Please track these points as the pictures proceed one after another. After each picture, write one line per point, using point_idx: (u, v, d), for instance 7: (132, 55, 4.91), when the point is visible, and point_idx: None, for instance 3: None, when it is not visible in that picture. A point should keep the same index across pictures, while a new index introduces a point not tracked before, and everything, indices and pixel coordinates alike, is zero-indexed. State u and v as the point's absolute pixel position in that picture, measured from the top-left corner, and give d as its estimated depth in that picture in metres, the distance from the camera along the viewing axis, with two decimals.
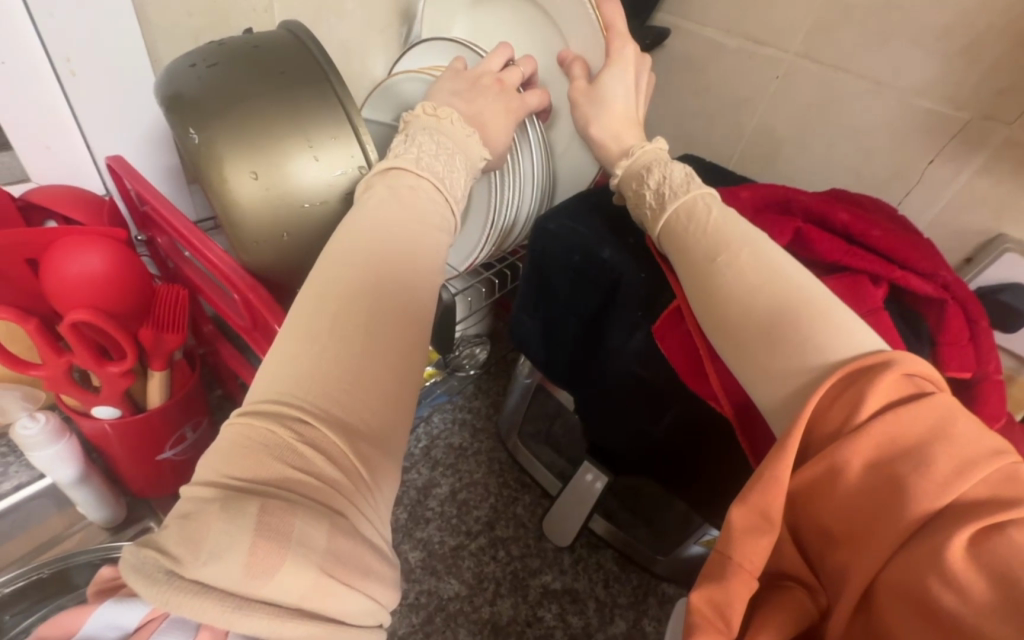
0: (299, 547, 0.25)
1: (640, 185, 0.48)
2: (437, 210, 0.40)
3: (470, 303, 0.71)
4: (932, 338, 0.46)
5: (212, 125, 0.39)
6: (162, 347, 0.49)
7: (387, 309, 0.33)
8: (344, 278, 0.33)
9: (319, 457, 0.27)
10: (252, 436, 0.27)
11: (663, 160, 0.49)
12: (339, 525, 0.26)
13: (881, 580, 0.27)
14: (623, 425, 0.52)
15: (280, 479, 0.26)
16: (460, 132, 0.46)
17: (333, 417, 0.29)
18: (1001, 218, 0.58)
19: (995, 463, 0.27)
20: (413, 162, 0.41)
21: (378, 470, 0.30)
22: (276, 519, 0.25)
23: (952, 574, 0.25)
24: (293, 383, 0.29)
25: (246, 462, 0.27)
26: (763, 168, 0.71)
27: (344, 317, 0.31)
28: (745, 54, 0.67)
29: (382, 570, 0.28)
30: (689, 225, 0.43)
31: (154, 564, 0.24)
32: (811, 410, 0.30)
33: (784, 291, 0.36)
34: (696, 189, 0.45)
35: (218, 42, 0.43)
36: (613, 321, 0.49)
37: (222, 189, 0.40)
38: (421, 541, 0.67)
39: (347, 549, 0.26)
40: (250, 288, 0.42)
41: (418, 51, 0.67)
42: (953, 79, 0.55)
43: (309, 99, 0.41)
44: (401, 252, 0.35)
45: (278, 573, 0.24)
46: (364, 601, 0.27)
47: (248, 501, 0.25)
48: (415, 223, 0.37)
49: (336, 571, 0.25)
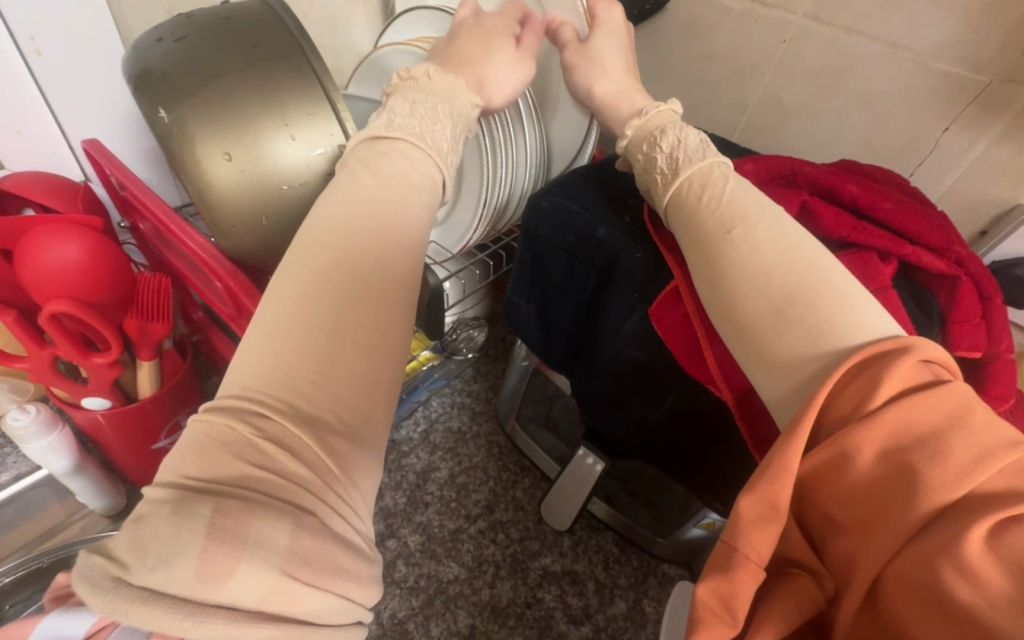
0: (257, 548, 0.23)
1: (653, 148, 0.46)
2: (422, 169, 0.39)
3: (471, 281, 0.68)
4: (942, 316, 0.44)
5: (183, 104, 0.37)
6: (149, 336, 0.48)
7: (363, 295, 0.32)
8: (315, 266, 0.32)
9: (280, 452, 0.26)
10: (210, 432, 0.26)
11: (678, 124, 0.47)
12: (303, 522, 0.25)
13: (890, 571, 0.26)
14: (621, 410, 0.50)
15: (240, 476, 0.25)
16: (445, 83, 0.45)
17: (302, 414, 0.28)
18: (1019, 187, 0.55)
19: (1014, 454, 0.26)
20: (384, 125, 0.40)
21: (354, 465, 0.29)
22: (231, 520, 0.23)
23: (970, 568, 0.23)
24: (267, 379, 0.28)
25: (202, 460, 0.25)
26: (766, 140, 0.69)
27: (320, 301, 0.30)
28: (750, 18, 0.63)
29: (355, 568, 0.27)
30: (704, 192, 0.41)
31: (102, 572, 0.23)
32: (827, 392, 0.29)
33: (798, 270, 0.34)
34: (712, 157, 0.44)
35: (186, 14, 0.41)
36: (608, 305, 0.47)
37: (195, 171, 0.38)
38: (420, 525, 0.67)
39: (311, 548, 0.25)
40: (232, 276, 0.41)
41: (406, 21, 0.64)
42: (973, 40, 0.51)
43: (284, 73, 0.38)
44: (380, 238, 0.34)
45: (233, 576, 0.23)
46: (334, 600, 0.25)
47: (199, 505, 0.24)
48: (394, 201, 0.35)
49: (297, 571, 0.24)
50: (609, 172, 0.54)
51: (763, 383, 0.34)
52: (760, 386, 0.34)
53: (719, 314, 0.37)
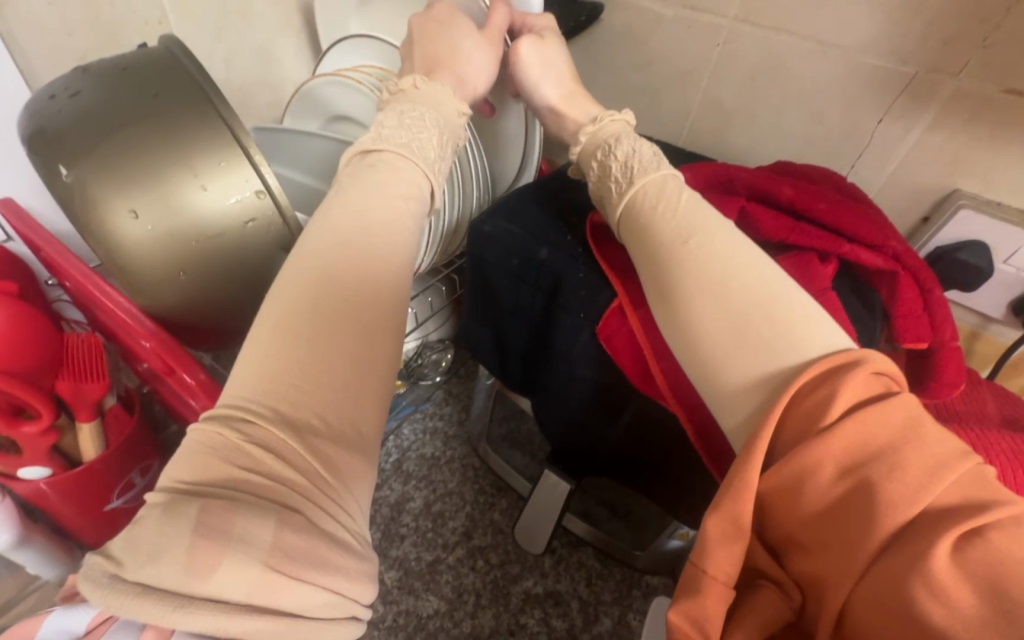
0: (240, 545, 0.23)
1: (607, 155, 0.46)
2: (408, 177, 0.39)
3: (431, 303, 0.68)
4: (885, 310, 0.45)
5: (81, 162, 0.37)
6: (84, 396, 0.49)
7: (318, 325, 0.30)
8: (304, 281, 0.31)
9: (265, 454, 0.26)
10: (203, 440, 0.26)
11: (631, 133, 0.47)
12: (287, 518, 0.25)
13: (860, 591, 0.25)
14: (583, 430, 0.50)
15: (226, 479, 0.25)
16: (431, 91, 0.45)
17: (286, 416, 0.27)
18: (956, 173, 0.55)
19: (967, 463, 0.26)
20: (371, 139, 0.40)
21: (347, 468, 0.28)
22: (216, 519, 0.23)
23: (939, 583, 0.23)
24: (259, 376, 0.28)
25: (196, 465, 0.26)
26: (713, 141, 0.69)
27: (257, 345, 0.29)
28: (684, 24, 0.63)
29: (343, 563, 0.26)
30: (658, 202, 0.40)
31: (100, 570, 0.23)
32: (782, 407, 0.29)
33: (751, 281, 0.34)
34: (665, 169, 0.43)
35: (83, 68, 0.40)
36: (556, 324, 0.46)
37: (101, 231, 0.37)
38: (396, 560, 0.65)
39: (297, 544, 0.24)
40: (154, 336, 0.44)
41: (337, 54, 0.65)
42: (896, 34, 0.52)
43: (186, 122, 0.38)
44: (337, 261, 0.32)
45: (217, 571, 0.23)
46: (322, 595, 0.25)
47: (186, 505, 0.24)
48: (383, 221, 0.35)
49: (281, 564, 0.23)
50: (561, 188, 0.54)
51: (719, 402, 0.33)
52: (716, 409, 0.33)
53: (670, 328, 0.36)
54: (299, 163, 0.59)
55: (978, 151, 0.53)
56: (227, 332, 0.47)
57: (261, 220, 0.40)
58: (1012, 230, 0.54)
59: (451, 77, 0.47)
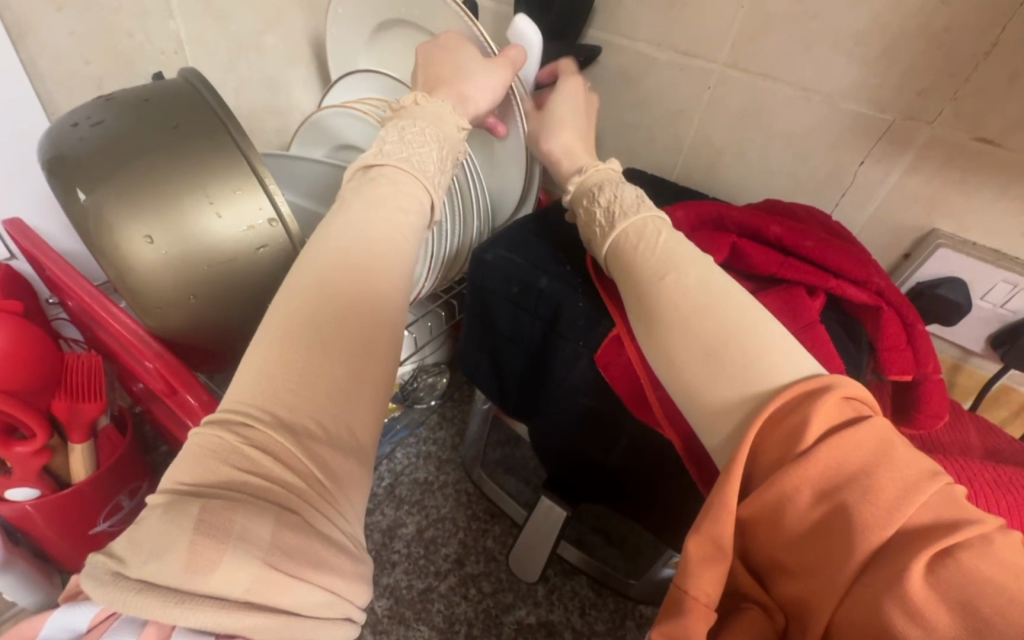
0: (240, 542, 0.23)
1: (591, 203, 0.47)
2: (409, 191, 0.39)
3: (430, 328, 0.69)
4: (871, 343, 0.47)
5: (98, 187, 0.38)
6: (79, 417, 0.49)
7: (326, 342, 0.30)
8: (308, 302, 0.31)
9: (263, 456, 0.26)
10: (202, 444, 0.27)
11: (616, 181, 0.49)
12: (285, 518, 0.25)
13: (842, 614, 0.26)
14: (579, 458, 0.51)
15: (224, 480, 0.25)
16: (432, 108, 0.47)
17: (284, 420, 0.28)
18: (934, 214, 0.58)
19: (937, 485, 0.27)
20: (373, 154, 0.41)
21: (350, 482, 0.29)
22: (217, 517, 0.24)
23: (913, 604, 0.24)
24: (249, 390, 0.28)
25: (195, 467, 0.26)
26: (704, 177, 0.72)
27: (256, 358, 0.29)
28: (677, 67, 0.66)
29: (338, 563, 0.26)
30: (639, 245, 0.42)
31: (102, 567, 0.23)
32: (756, 434, 0.30)
33: (725, 311, 0.35)
34: (646, 211, 0.44)
35: (105, 98, 0.43)
36: (555, 353, 0.48)
37: (116, 253, 0.39)
38: (387, 588, 0.64)
39: (294, 542, 0.25)
40: (158, 357, 0.44)
41: (347, 85, 0.67)
42: (874, 84, 0.56)
43: (203, 152, 0.40)
44: (349, 279, 0.32)
45: (218, 568, 0.23)
46: (318, 593, 0.25)
47: (188, 504, 0.24)
48: (381, 238, 0.35)
49: (280, 562, 0.24)
50: (559, 221, 0.56)
51: (705, 427, 0.33)
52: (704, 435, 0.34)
53: (655, 358, 0.37)
54: (308, 186, 0.61)
55: (953, 194, 0.56)
56: (229, 354, 0.47)
57: (273, 246, 0.42)
58: (987, 268, 0.56)
59: (452, 94, 0.49)
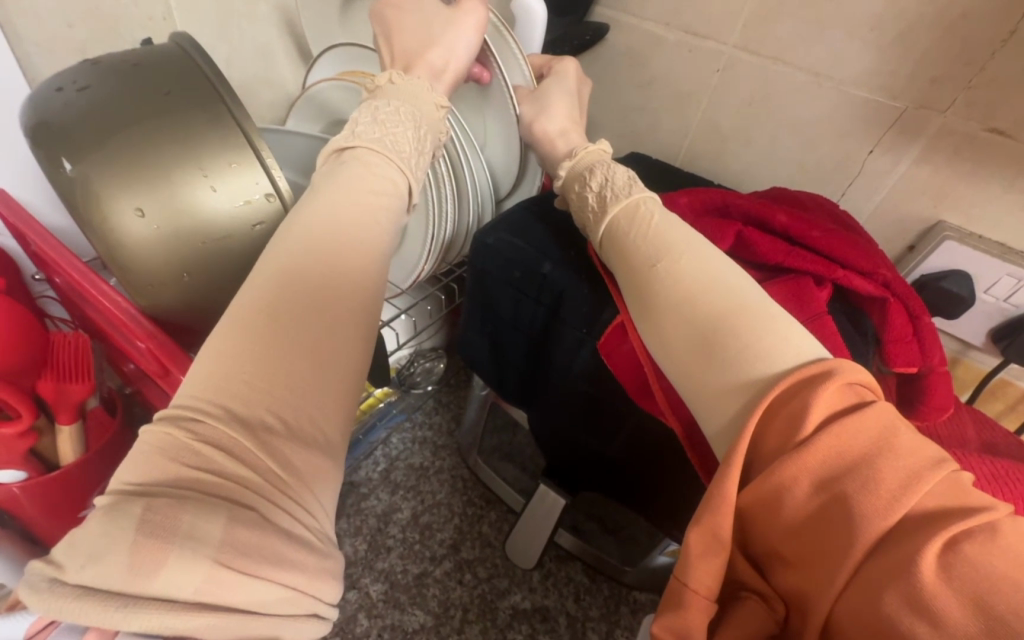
0: (187, 542, 0.21)
1: (583, 187, 0.46)
2: (381, 173, 0.38)
3: (429, 312, 0.68)
4: (877, 336, 0.46)
5: (85, 158, 0.36)
6: (67, 398, 0.47)
7: (270, 329, 0.27)
8: (288, 285, 0.29)
9: (213, 451, 0.24)
10: (151, 441, 0.25)
11: (607, 162, 0.48)
12: (238, 515, 0.23)
13: (844, 607, 0.24)
14: (577, 445, 0.51)
15: (173, 477, 0.23)
16: (408, 87, 0.45)
17: (237, 413, 0.25)
18: (940, 205, 0.58)
19: (940, 473, 0.25)
20: (347, 136, 0.40)
21: (316, 476, 0.27)
22: (162, 517, 0.22)
23: (922, 596, 0.22)
24: (201, 382, 0.26)
25: (142, 467, 0.24)
26: (709, 162, 0.71)
27: (221, 343, 0.27)
28: (686, 49, 0.64)
29: (301, 558, 0.24)
30: (632, 227, 0.41)
31: (39, 575, 0.21)
32: (754, 425, 0.28)
33: (718, 296, 0.34)
34: (638, 192, 0.43)
35: (92, 61, 0.41)
36: (556, 338, 0.47)
37: (104, 227, 0.37)
38: (382, 573, 0.64)
39: (249, 539, 0.23)
40: (151, 337, 0.42)
41: (329, 60, 0.64)
42: (887, 71, 0.54)
43: (198, 122, 0.39)
44: (311, 266, 0.30)
45: (163, 570, 0.21)
46: (276, 590, 0.23)
47: (130, 504, 0.22)
48: (347, 216, 0.33)
49: (233, 561, 0.22)
50: (552, 206, 0.54)
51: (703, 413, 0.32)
52: (704, 423, 0.32)
53: (653, 345, 0.36)
54: (302, 167, 0.60)
55: (962, 185, 0.56)
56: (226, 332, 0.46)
57: (269, 223, 0.41)
58: (991, 261, 0.56)
59: (427, 70, 0.47)
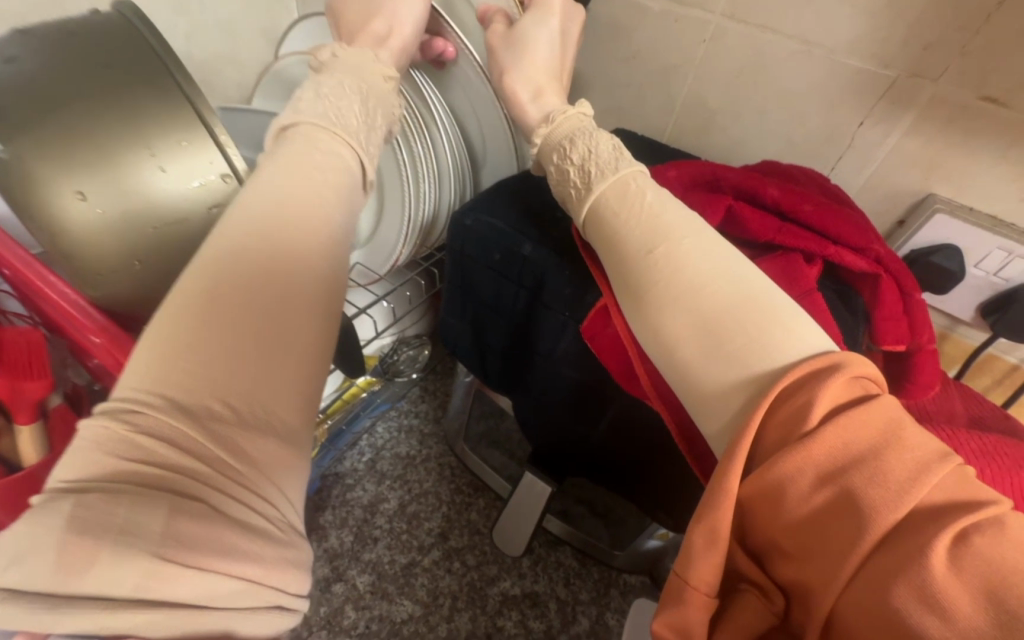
0: (123, 538, 0.20)
1: (562, 160, 0.43)
2: (327, 149, 0.35)
3: (408, 297, 0.66)
4: (867, 312, 0.45)
5: (19, 137, 0.34)
6: (25, 398, 0.45)
7: (218, 314, 0.25)
8: (227, 267, 0.27)
9: (156, 444, 0.22)
10: (83, 436, 0.23)
11: (587, 129, 0.44)
12: (182, 505, 0.21)
13: (846, 604, 0.23)
14: (564, 430, 0.49)
15: (113, 473, 0.22)
16: (352, 58, 0.43)
17: (182, 404, 0.23)
18: (931, 177, 0.56)
19: (947, 466, 0.24)
20: (289, 114, 0.37)
21: (275, 463, 0.25)
22: (97, 512, 0.20)
23: (931, 591, 0.21)
24: (144, 371, 0.24)
25: (76, 461, 0.22)
26: (696, 138, 0.68)
27: (151, 340, 0.25)
28: (672, 17, 0.62)
29: (257, 548, 0.23)
30: (621, 210, 0.37)
31: None
32: (757, 419, 0.27)
33: (716, 284, 0.32)
34: (625, 167, 0.40)
35: (22, 31, 0.37)
36: (541, 323, 0.45)
37: (47, 213, 0.35)
38: (369, 564, 0.63)
39: (194, 531, 0.21)
40: (102, 330, 0.40)
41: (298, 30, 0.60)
42: (879, 37, 0.52)
43: (143, 101, 0.36)
44: (252, 247, 0.28)
45: (93, 568, 0.19)
46: (226, 583, 0.21)
47: (63, 501, 0.21)
48: (294, 202, 0.30)
49: (176, 554, 0.20)
50: (533, 185, 0.51)
51: (693, 399, 0.31)
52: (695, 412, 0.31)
53: (646, 337, 0.33)
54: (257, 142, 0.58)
55: (954, 158, 0.54)
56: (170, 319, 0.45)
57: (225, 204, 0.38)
58: (983, 234, 0.55)
59: (370, 39, 0.46)
